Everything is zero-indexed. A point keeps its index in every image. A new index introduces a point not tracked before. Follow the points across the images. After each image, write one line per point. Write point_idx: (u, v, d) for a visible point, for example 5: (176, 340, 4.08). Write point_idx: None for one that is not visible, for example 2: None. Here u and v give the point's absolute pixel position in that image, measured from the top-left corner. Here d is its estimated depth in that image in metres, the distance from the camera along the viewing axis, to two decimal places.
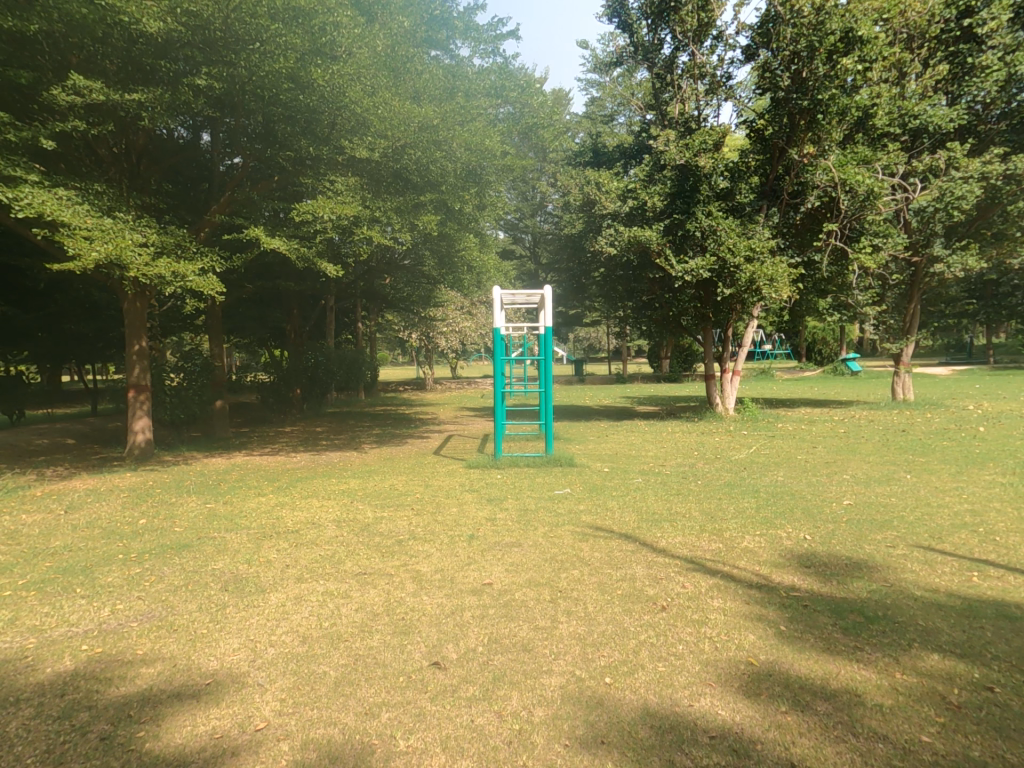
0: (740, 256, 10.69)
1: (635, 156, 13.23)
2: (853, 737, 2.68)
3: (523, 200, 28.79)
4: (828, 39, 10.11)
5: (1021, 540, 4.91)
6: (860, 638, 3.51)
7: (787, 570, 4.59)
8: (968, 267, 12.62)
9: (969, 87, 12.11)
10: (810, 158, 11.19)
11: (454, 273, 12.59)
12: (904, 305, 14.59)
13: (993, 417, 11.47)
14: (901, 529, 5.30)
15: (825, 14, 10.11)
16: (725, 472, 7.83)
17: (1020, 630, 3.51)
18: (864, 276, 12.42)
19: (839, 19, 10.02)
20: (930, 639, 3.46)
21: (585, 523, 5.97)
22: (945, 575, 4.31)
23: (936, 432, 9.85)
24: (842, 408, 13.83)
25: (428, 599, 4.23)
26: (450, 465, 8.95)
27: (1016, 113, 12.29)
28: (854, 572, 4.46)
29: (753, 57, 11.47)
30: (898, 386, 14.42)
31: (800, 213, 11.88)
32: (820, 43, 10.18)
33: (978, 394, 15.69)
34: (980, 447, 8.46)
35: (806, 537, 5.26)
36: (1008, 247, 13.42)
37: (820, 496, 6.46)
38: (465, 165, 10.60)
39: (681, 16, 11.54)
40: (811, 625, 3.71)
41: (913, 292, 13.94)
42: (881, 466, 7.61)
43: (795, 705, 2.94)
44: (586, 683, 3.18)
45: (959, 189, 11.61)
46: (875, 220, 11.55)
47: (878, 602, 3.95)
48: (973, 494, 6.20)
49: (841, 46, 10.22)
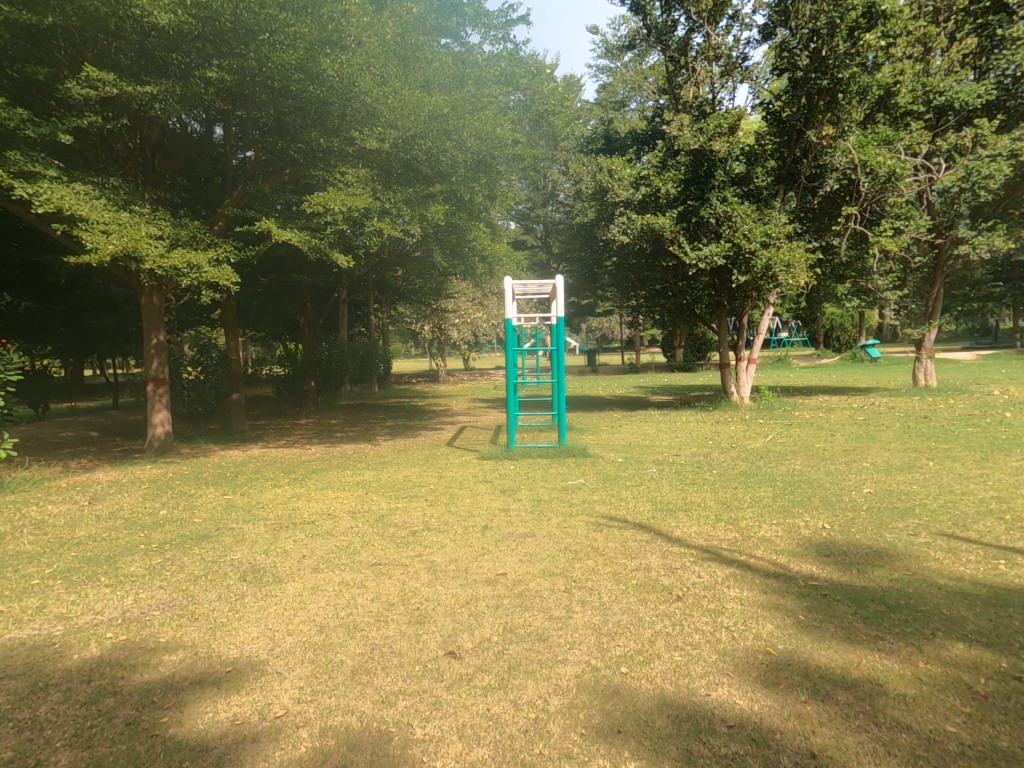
0: (756, 242, 10.51)
1: (648, 142, 13.04)
2: (876, 727, 2.65)
3: (534, 189, 28.83)
4: (849, 15, 9.85)
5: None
6: (882, 627, 3.46)
7: (806, 559, 4.54)
8: (995, 248, 12.27)
9: (998, 60, 11.72)
10: (829, 139, 10.94)
11: (465, 264, 12.53)
12: (926, 290, 14.25)
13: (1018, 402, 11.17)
14: (924, 518, 5.20)
15: None
16: (741, 461, 7.77)
17: None
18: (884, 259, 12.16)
19: None
20: (955, 628, 3.40)
21: (599, 512, 5.97)
22: (970, 563, 4.23)
23: (958, 418, 9.65)
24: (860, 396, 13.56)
25: (442, 589, 4.25)
26: (463, 456, 8.98)
27: None
28: (875, 561, 4.39)
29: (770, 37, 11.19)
30: (918, 373, 14.13)
31: (818, 196, 11.63)
32: (841, 19, 9.91)
33: (1000, 379, 15.40)
34: (1003, 433, 8.30)
35: (825, 526, 5.19)
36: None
37: (840, 485, 6.37)
38: (475, 155, 10.54)
39: None
40: (830, 614, 3.66)
41: (937, 275, 13.59)
42: (902, 454, 7.46)
43: (815, 694, 2.91)
44: (602, 673, 3.18)
45: (986, 167, 11.27)
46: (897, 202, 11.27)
47: (900, 591, 3.89)
48: (999, 481, 6.07)
49: (863, 22, 9.97)
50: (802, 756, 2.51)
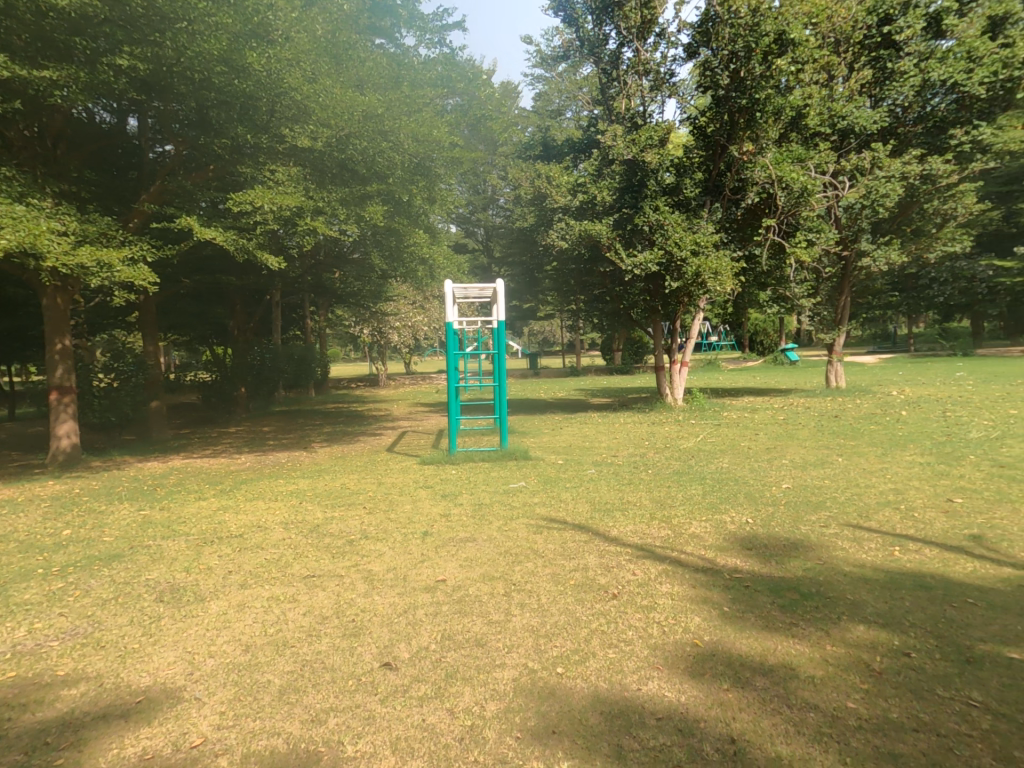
0: (686, 250, 10.97)
1: (584, 151, 13.29)
2: (788, 709, 2.82)
3: (474, 193, 28.91)
4: (763, 40, 10.50)
5: (938, 514, 5.30)
6: (796, 615, 3.69)
7: (731, 553, 4.78)
8: (891, 261, 13.51)
9: (890, 90, 12.80)
10: (749, 155, 11.59)
11: (405, 267, 12.35)
12: (835, 298, 15.37)
13: (910, 401, 12.34)
14: (833, 509, 5.61)
15: (760, 15, 10.46)
16: (675, 460, 8.07)
17: (935, 598, 3.78)
18: (799, 269, 12.99)
19: (772, 22, 10.41)
20: (857, 612, 3.68)
21: (539, 514, 6.03)
22: (871, 550, 4.60)
23: (864, 417, 10.49)
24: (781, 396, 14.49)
25: (380, 599, 4.15)
26: (404, 462, 8.83)
27: (930, 118, 12.96)
28: (791, 552, 4.68)
29: (694, 55, 11.70)
30: (830, 374, 15.21)
31: (741, 208, 12.30)
32: (756, 44, 10.54)
33: (898, 380, 16.84)
34: (903, 430, 9.10)
35: (749, 520, 5.49)
36: (923, 242, 14.56)
37: (762, 481, 6.76)
38: (413, 157, 10.43)
39: (625, 12, 11.65)
40: (751, 605, 3.87)
41: (845, 284, 14.67)
42: (816, 451, 8.01)
43: (736, 682, 3.07)
44: (540, 675, 3.21)
45: (883, 187, 12.33)
46: (810, 215, 12.09)
47: (812, 579, 4.17)
48: (896, 474, 6.64)
49: (775, 48, 10.65)
50: (722, 741, 2.64)
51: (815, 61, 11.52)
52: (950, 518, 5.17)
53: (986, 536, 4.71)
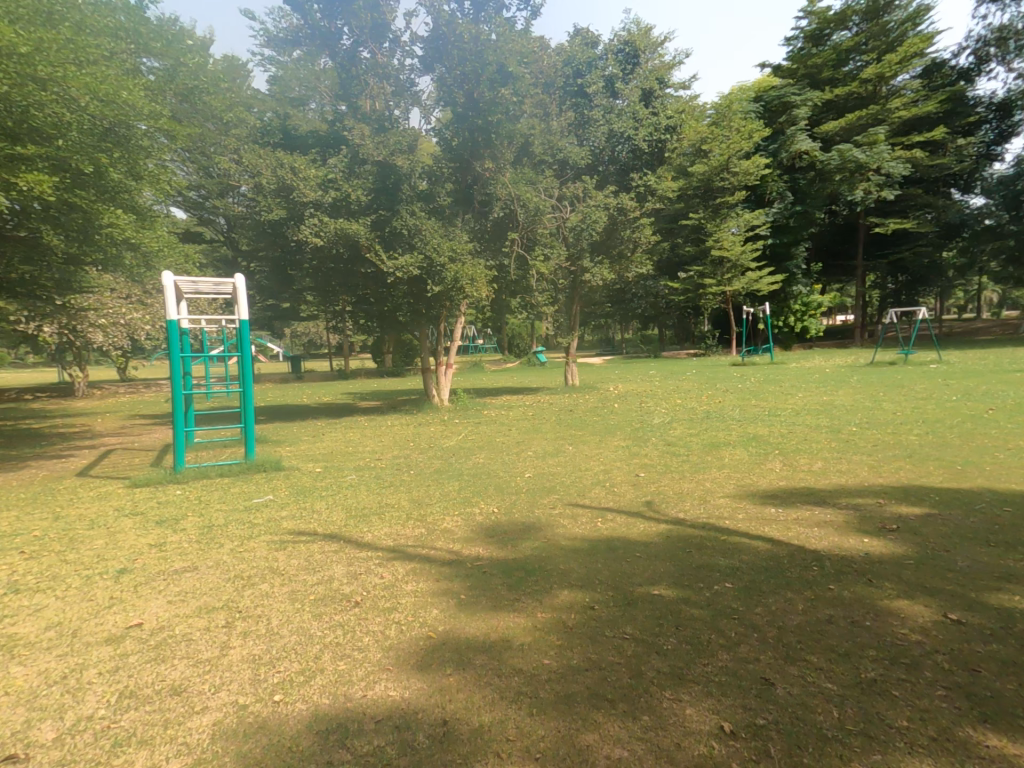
0: (445, 256, 11.46)
1: (331, 146, 12.96)
2: (498, 679, 3.09)
3: (204, 176, 25.40)
4: (489, 67, 11.82)
5: (628, 486, 6.51)
6: (520, 591, 4.09)
7: (476, 542, 5.09)
8: (604, 278, 15.73)
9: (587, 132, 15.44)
10: (490, 172, 12.77)
11: (102, 252, 10.23)
12: (568, 308, 17.70)
13: (623, 395, 15.01)
14: (561, 491, 6.45)
15: (483, 45, 11.74)
16: (437, 459, 8.33)
17: (621, 555, 4.60)
18: (540, 279, 14.76)
19: (494, 53, 11.77)
20: (565, 579, 4.25)
21: (285, 529, 5.57)
22: (583, 524, 5.40)
23: (588, 410, 12.40)
24: (534, 394, 16.21)
25: (25, 669, 3.30)
26: (107, 487, 7.31)
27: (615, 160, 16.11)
28: (525, 534, 5.20)
29: (428, 69, 12.42)
30: (567, 373, 17.50)
31: (489, 221, 13.30)
32: (484, 69, 11.82)
33: (615, 378, 20.52)
34: (618, 419, 11.00)
35: (494, 509, 5.97)
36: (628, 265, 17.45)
37: (511, 472, 7.40)
38: (98, 119, 8.70)
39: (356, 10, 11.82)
40: (485, 588, 4.17)
41: (575, 296, 16.98)
42: (554, 442, 9.10)
43: (458, 665, 3.24)
44: (249, 709, 2.92)
45: (595, 213, 14.81)
46: (544, 232, 13.98)
47: (537, 556, 4.69)
48: (608, 456, 7.97)
49: (499, 76, 12.03)
50: (434, 726, 2.74)
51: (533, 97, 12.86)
52: (637, 488, 6.41)
53: (656, 499, 5.98)
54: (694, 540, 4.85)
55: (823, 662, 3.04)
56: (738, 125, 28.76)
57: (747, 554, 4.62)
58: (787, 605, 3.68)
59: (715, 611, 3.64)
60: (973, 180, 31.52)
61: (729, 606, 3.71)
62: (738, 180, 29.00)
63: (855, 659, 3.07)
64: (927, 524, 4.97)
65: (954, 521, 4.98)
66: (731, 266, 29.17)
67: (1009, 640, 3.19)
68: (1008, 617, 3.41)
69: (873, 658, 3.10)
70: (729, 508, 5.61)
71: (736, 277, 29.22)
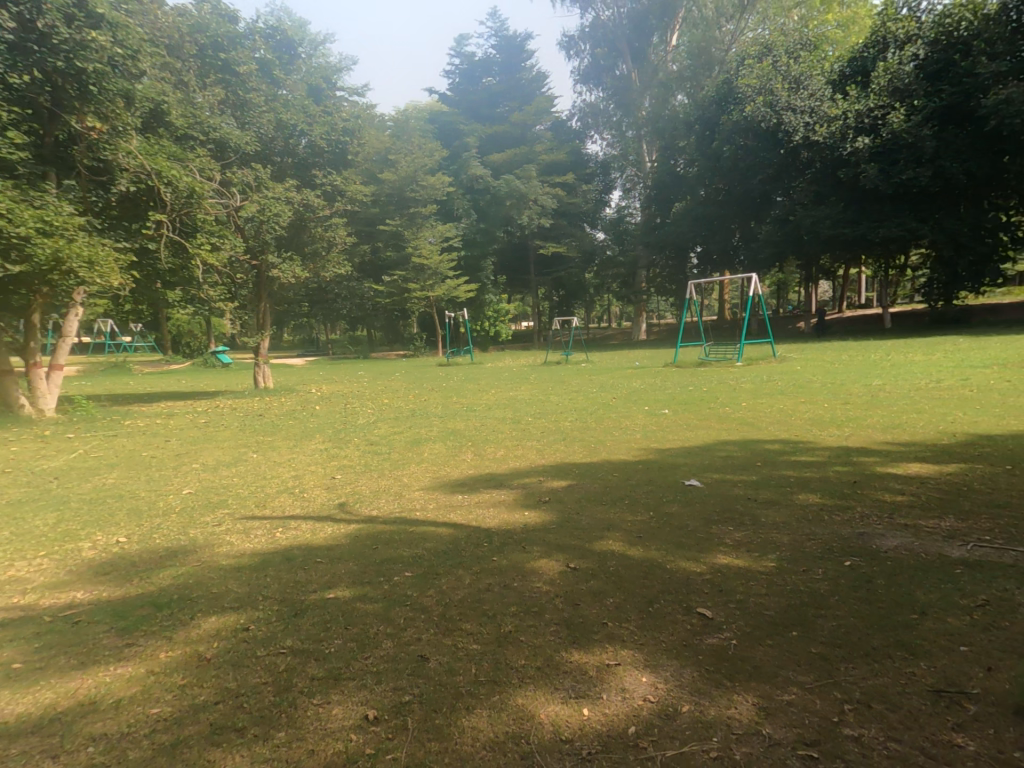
0: (57, 230, 11.04)
1: None
2: (100, 744, 2.88)
3: None
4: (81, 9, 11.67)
5: (321, 490, 6.98)
6: (151, 633, 3.90)
7: (94, 587, 4.68)
8: (295, 273, 17.76)
9: None
10: (98, 135, 12.92)
11: None
12: (258, 307, 18.85)
13: (321, 396, 15.87)
14: (232, 504, 6.54)
15: None
16: (30, 490, 7.47)
17: (293, 566, 4.82)
18: (208, 271, 15.95)
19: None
20: (214, 604, 4.26)
21: None
22: (255, 538, 5.54)
23: (282, 413, 12.91)
24: (207, 399, 16.03)
25: None
26: None
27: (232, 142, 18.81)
28: (167, 562, 5.05)
29: None
30: (259, 376, 17.92)
31: (111, 193, 13.84)
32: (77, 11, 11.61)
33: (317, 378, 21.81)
34: (321, 424, 11.41)
35: (122, 541, 5.63)
36: (317, 262, 19.71)
37: (161, 491, 7.22)
38: None
39: None
40: (97, 646, 3.77)
41: (261, 291, 18.18)
42: (231, 452, 9.23)
43: (46, 750, 2.86)
44: None
45: (275, 206, 16.52)
46: (204, 219, 15.30)
47: (176, 587, 4.56)
48: (300, 459, 8.51)
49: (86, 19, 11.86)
50: None
51: (154, 64, 14.59)
52: (332, 492, 6.84)
53: (349, 499, 6.52)
54: (374, 534, 5.44)
55: (474, 630, 3.79)
56: (420, 146, 37.90)
57: (429, 540, 5.33)
58: (456, 582, 4.42)
59: (390, 602, 4.13)
60: (596, 219, 46.11)
61: (404, 593, 4.25)
62: (433, 189, 37.11)
63: (498, 616, 3.97)
64: (577, 490, 6.87)
65: (589, 488, 6.91)
66: (432, 273, 36.13)
67: (599, 577, 4.60)
68: (602, 558, 4.97)
69: (517, 613, 4.02)
70: (421, 500, 6.50)
71: (435, 281, 36.30)
